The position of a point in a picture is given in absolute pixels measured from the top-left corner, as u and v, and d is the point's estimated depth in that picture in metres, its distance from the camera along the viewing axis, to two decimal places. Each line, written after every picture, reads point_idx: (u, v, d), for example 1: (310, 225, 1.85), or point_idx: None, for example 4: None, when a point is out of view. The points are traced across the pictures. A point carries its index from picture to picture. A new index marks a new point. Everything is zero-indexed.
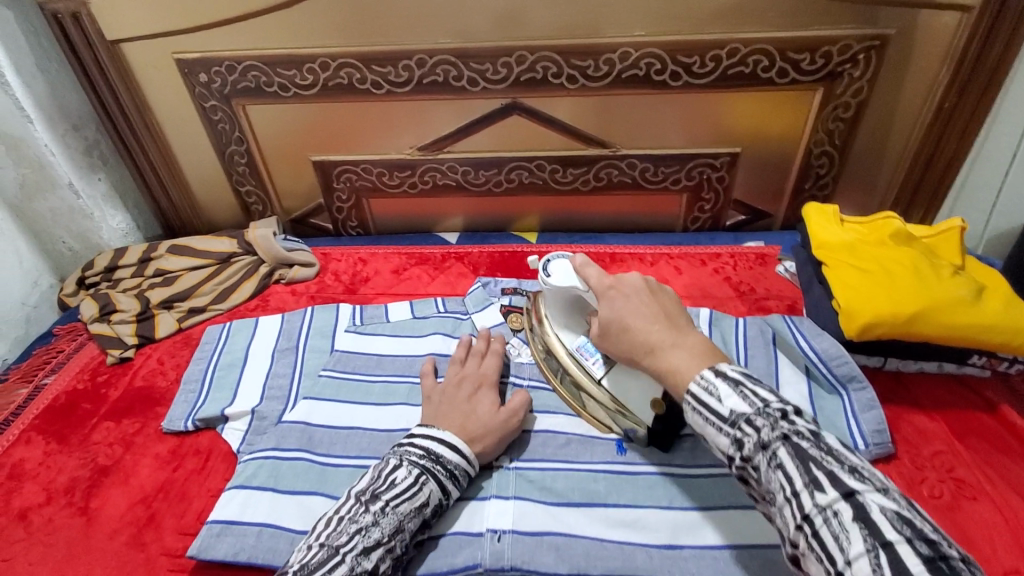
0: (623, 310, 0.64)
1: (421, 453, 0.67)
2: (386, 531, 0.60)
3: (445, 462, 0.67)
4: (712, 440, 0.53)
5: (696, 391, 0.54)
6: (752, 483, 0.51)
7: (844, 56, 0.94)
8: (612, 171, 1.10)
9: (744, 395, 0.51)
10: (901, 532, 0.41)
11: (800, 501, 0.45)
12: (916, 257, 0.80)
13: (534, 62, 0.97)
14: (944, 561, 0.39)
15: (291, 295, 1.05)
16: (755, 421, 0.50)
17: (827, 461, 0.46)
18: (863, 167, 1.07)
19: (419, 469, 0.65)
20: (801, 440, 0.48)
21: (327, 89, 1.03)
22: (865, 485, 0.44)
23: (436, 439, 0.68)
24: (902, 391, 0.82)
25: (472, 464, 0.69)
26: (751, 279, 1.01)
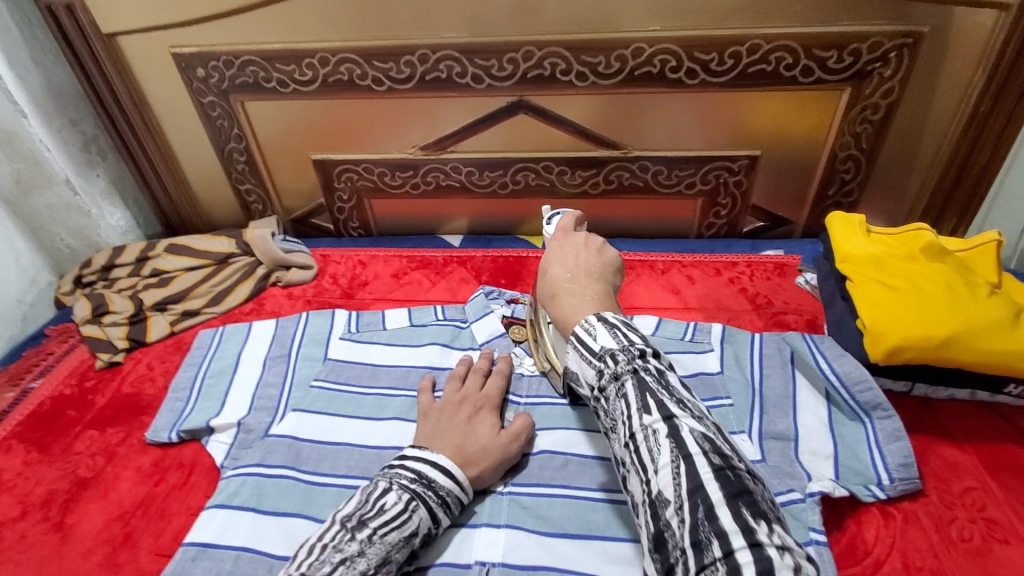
0: (552, 258, 0.69)
1: (412, 476, 0.62)
2: (373, 562, 0.56)
3: (437, 487, 0.62)
4: (582, 375, 0.57)
5: (579, 332, 0.57)
6: (604, 412, 0.55)
7: (875, 54, 0.88)
8: (623, 174, 1.04)
9: (614, 334, 0.55)
10: (701, 447, 0.46)
11: (630, 422, 0.50)
12: (949, 274, 0.74)
13: (542, 58, 0.92)
14: (730, 470, 0.45)
15: (287, 298, 1.02)
16: (616, 356, 0.53)
17: (662, 392, 0.50)
18: (892, 173, 1.01)
19: (409, 494, 0.61)
20: (647, 375, 0.52)
21: (326, 85, 0.99)
22: (686, 413, 0.49)
23: (429, 462, 0.64)
24: (930, 418, 0.76)
25: (465, 490, 0.64)
26: (768, 292, 0.96)
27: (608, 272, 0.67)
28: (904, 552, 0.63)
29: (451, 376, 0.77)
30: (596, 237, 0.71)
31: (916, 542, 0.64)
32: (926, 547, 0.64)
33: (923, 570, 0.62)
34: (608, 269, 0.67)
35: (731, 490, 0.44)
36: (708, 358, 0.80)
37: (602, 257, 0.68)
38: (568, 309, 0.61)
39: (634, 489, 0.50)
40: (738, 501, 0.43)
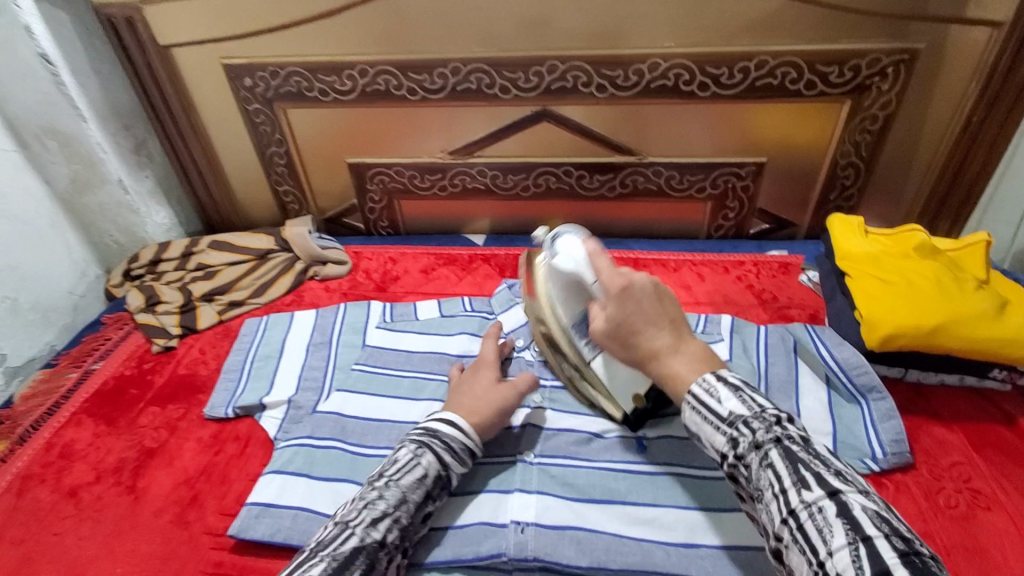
0: (620, 314, 0.63)
1: (420, 430, 0.70)
2: (391, 502, 0.62)
3: (443, 436, 0.69)
4: (707, 438, 0.56)
5: (697, 392, 0.57)
6: (743, 482, 0.54)
7: (873, 70, 0.95)
8: (637, 178, 1.12)
9: (744, 400, 0.55)
10: (879, 528, 0.45)
11: (784, 495, 0.49)
12: (940, 270, 0.81)
13: (565, 71, 1.00)
14: (918, 557, 0.43)
15: (325, 291, 1.09)
16: (751, 422, 0.54)
17: (814, 463, 0.50)
18: (890, 179, 1.08)
19: (417, 444, 0.67)
20: (792, 443, 0.52)
21: (364, 95, 1.07)
22: (850, 488, 0.49)
23: (433, 420, 0.71)
24: (922, 402, 0.82)
25: (473, 438, 0.70)
26: (773, 288, 1.03)
27: (671, 306, 0.63)
28: None
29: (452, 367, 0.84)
30: (628, 269, 0.64)
31: (906, 507, 0.71)
32: (915, 512, 0.71)
33: None
34: (666, 304, 0.63)
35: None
36: (718, 346, 0.87)
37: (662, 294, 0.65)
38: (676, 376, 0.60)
39: (795, 571, 0.48)
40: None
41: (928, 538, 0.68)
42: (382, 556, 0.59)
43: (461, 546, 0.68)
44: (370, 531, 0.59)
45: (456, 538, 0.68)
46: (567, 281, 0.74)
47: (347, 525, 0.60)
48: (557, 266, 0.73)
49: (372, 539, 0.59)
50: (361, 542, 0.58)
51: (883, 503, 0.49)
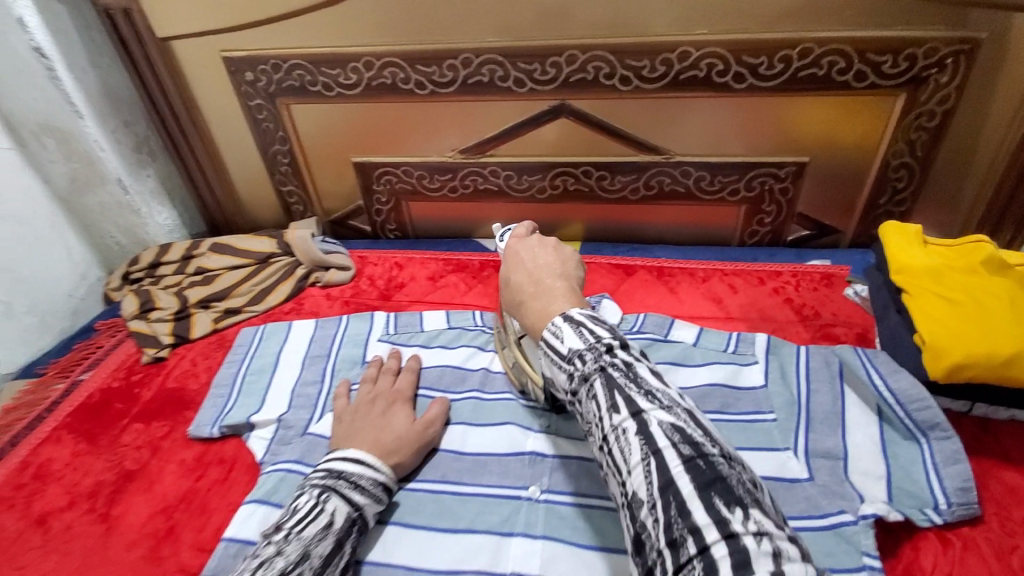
0: (514, 265, 0.68)
1: (321, 472, 0.63)
2: (292, 558, 0.55)
3: (348, 474, 0.63)
4: (555, 378, 0.55)
5: (547, 337, 0.56)
6: (582, 417, 0.53)
7: (931, 60, 0.84)
8: (663, 180, 1.02)
9: (581, 334, 0.53)
10: (672, 440, 0.44)
11: (602, 423, 0.48)
12: (1015, 289, 0.70)
13: (586, 62, 0.91)
14: (702, 459, 0.43)
15: (326, 299, 1.03)
16: (584, 355, 0.51)
17: (630, 387, 0.48)
18: (948, 181, 0.96)
19: (320, 489, 0.61)
20: (615, 370, 0.50)
21: (370, 89, 1.00)
22: (655, 405, 0.47)
23: (338, 458, 0.65)
24: (991, 441, 0.71)
25: (381, 471, 0.65)
26: (815, 303, 0.92)
27: (570, 268, 0.67)
28: None
29: (364, 380, 0.80)
30: (552, 239, 0.71)
31: (977, 571, 0.61)
32: None
33: None
34: (569, 266, 0.67)
35: (703, 481, 0.42)
36: (751, 369, 0.79)
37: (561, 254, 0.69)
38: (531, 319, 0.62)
39: (616, 494, 0.48)
40: (710, 491, 0.41)
41: None
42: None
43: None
44: None
45: None
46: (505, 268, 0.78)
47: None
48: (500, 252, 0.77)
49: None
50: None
51: (695, 416, 0.47)
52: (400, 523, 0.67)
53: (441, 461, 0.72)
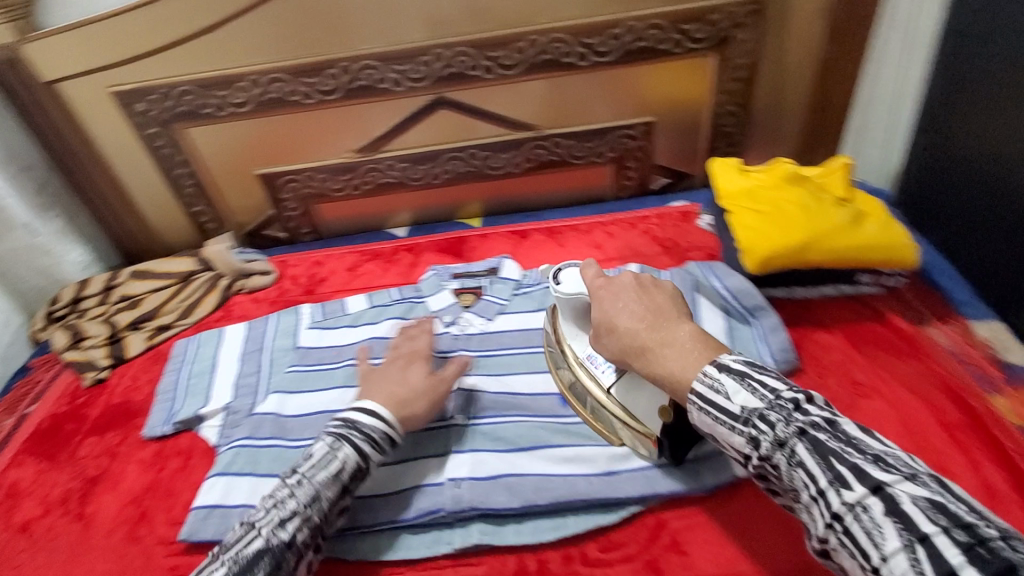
0: (613, 310, 0.65)
1: (336, 424, 0.73)
2: (302, 501, 0.66)
3: (360, 426, 0.72)
4: (723, 438, 0.54)
5: (702, 390, 0.54)
6: (774, 478, 0.51)
7: (730, 23, 1.03)
8: (540, 151, 1.18)
9: (751, 389, 0.52)
10: (937, 522, 0.40)
11: (825, 498, 0.45)
12: (804, 195, 0.89)
13: (450, 57, 1.04)
14: (982, 545, 0.39)
15: (253, 302, 1.11)
16: (765, 415, 0.50)
17: (847, 453, 0.46)
18: (768, 121, 1.17)
19: (334, 436, 0.71)
20: (818, 433, 0.48)
21: (261, 104, 1.08)
22: (895, 475, 0.44)
23: (355, 410, 0.74)
24: (807, 314, 0.89)
25: (390, 425, 0.73)
26: (675, 235, 1.11)
27: (681, 306, 0.64)
28: None
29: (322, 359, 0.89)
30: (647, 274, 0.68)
31: None
32: None
33: None
34: (679, 304, 0.65)
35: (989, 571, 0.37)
36: None
37: (660, 289, 0.66)
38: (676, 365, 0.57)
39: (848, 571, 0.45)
40: None
41: None
42: (293, 554, 0.63)
43: (401, 512, 0.72)
44: (276, 532, 0.63)
45: (397, 500, 0.73)
46: (573, 310, 0.75)
47: (253, 527, 0.64)
48: (560, 296, 0.73)
49: (279, 538, 0.63)
50: (265, 542, 0.62)
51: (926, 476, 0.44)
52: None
53: None
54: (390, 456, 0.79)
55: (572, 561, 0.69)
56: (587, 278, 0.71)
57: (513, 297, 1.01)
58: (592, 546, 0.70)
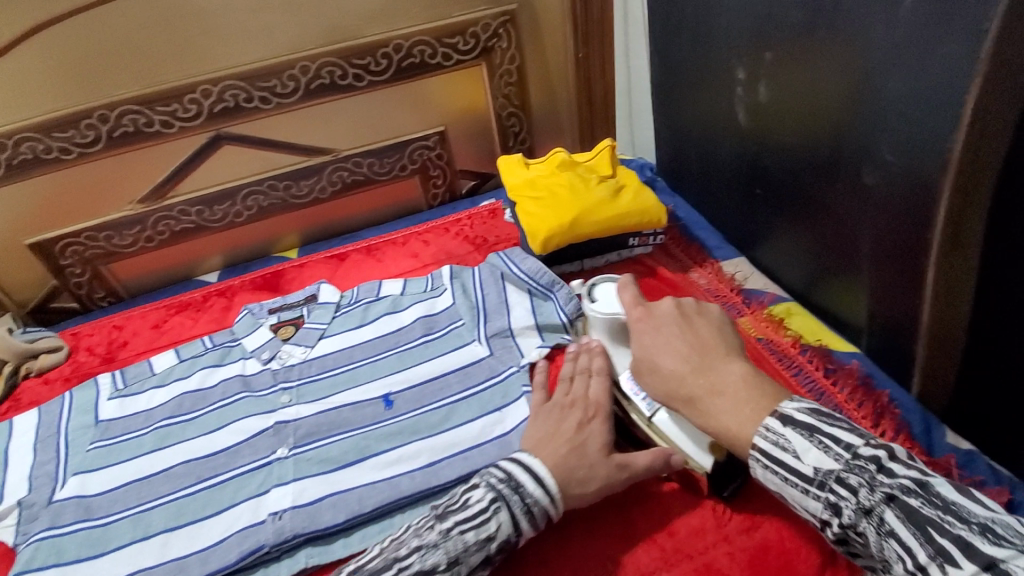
0: (653, 347, 0.70)
1: (501, 476, 0.66)
2: (429, 564, 0.58)
3: (525, 493, 0.64)
4: (804, 503, 0.55)
5: (766, 446, 0.57)
6: (860, 545, 0.52)
7: (489, 33, 1.13)
8: (343, 173, 1.19)
9: (827, 451, 0.55)
10: None
11: (919, 564, 0.47)
12: (573, 178, 1.00)
13: (220, 92, 1.02)
14: None
15: (44, 385, 0.99)
16: (844, 476, 0.53)
17: (942, 517, 0.47)
18: (548, 117, 1.29)
19: (495, 493, 0.64)
20: (906, 495, 0.49)
21: (10, 168, 0.99)
22: (1001, 547, 0.44)
23: (516, 464, 0.67)
24: (597, 281, 1.00)
25: (552, 502, 0.65)
26: (484, 232, 1.18)
27: (726, 338, 0.69)
28: None
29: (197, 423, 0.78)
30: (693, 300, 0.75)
31: None
32: None
33: None
34: (726, 335, 0.70)
35: None
36: (442, 297, 1.02)
37: (707, 313, 0.73)
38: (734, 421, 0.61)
39: None
40: None
41: None
42: None
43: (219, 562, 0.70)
44: None
45: (218, 551, 0.71)
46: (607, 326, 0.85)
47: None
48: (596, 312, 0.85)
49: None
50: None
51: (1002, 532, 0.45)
52: (166, 531, 0.74)
53: (196, 467, 0.81)
54: (209, 507, 0.76)
55: None
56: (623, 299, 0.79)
57: (334, 320, 1.01)
58: None
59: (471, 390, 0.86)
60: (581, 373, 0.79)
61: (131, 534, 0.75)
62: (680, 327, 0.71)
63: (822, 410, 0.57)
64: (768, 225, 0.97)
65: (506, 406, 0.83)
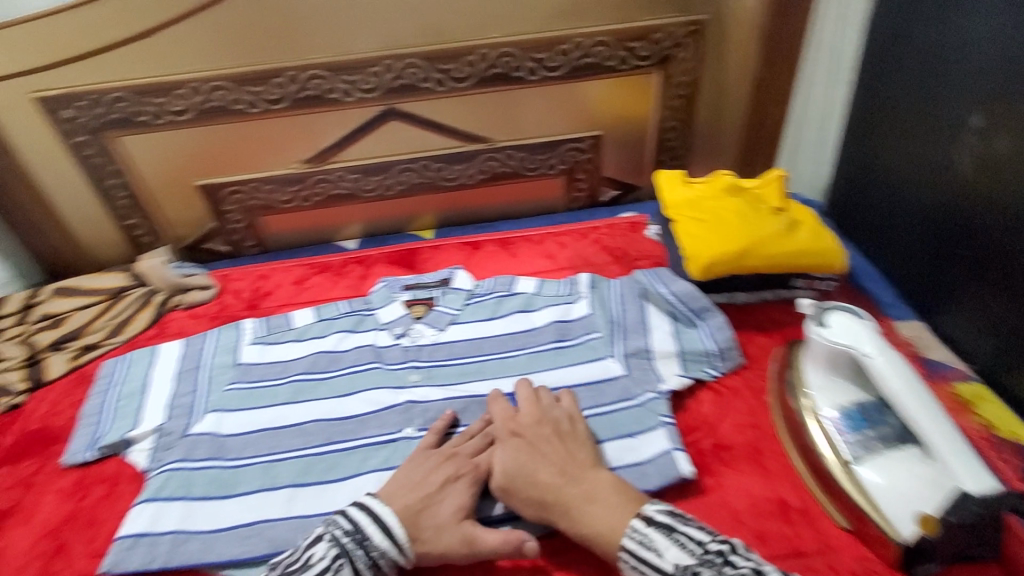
0: (524, 467, 0.68)
1: (345, 530, 0.63)
2: None
3: (369, 545, 0.62)
4: None
5: (634, 548, 0.58)
6: None
7: (671, 42, 1.08)
8: (493, 163, 1.19)
9: (682, 545, 0.56)
10: None
11: None
12: (744, 204, 0.93)
13: (402, 69, 1.04)
14: None
15: (190, 318, 1.05)
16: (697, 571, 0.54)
17: None
18: (708, 137, 1.23)
19: (338, 549, 0.61)
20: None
21: (202, 112, 1.05)
22: None
23: (370, 515, 0.64)
24: (749, 317, 0.92)
25: (402, 552, 0.63)
26: (624, 245, 1.13)
27: (578, 455, 0.69)
28: (730, 416, 0.80)
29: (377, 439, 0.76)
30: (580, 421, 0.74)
31: (738, 407, 0.81)
32: (745, 409, 0.81)
33: (745, 426, 0.79)
34: (580, 455, 0.68)
35: None
36: (578, 305, 0.95)
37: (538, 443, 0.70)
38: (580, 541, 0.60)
39: None
40: None
41: (759, 429, 0.78)
42: None
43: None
44: None
45: None
46: (840, 358, 0.71)
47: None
48: (824, 338, 0.71)
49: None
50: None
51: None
52: (292, 488, 0.75)
53: (325, 429, 0.81)
54: (336, 472, 0.76)
55: (522, 570, 0.68)
56: (864, 340, 0.67)
57: (465, 307, 0.98)
58: (541, 554, 0.69)
59: (603, 408, 0.80)
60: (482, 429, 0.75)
61: (259, 483, 0.76)
62: (527, 450, 0.69)
63: (679, 510, 0.60)
64: (959, 289, 0.87)
65: (638, 436, 0.76)
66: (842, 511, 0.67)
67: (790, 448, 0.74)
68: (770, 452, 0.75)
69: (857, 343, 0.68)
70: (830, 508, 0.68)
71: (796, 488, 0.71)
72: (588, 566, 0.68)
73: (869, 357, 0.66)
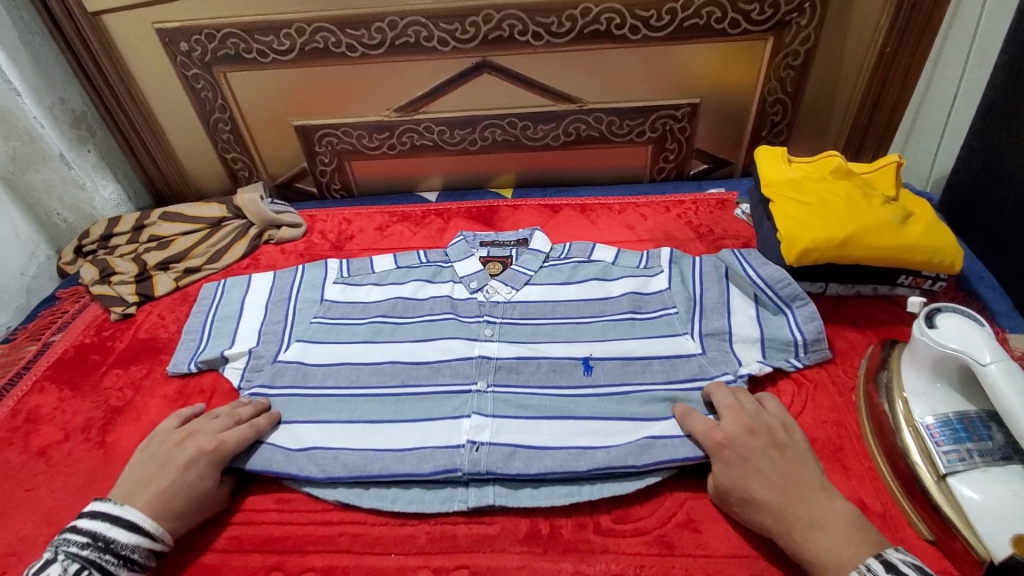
0: (793, 467, 0.65)
1: (84, 541, 0.62)
2: None
3: (116, 547, 0.62)
4: None
5: None
6: None
7: (792, 6, 1.00)
8: (580, 126, 1.16)
9: None
10: None
11: None
12: (852, 190, 0.86)
13: (500, 20, 1.02)
14: None
15: (281, 253, 1.11)
16: None
17: None
18: (814, 114, 1.14)
19: (80, 563, 0.60)
20: None
21: (304, 54, 1.07)
22: None
23: (105, 519, 0.64)
24: (840, 312, 0.88)
25: (155, 539, 0.65)
26: (710, 222, 1.08)
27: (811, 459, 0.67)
28: (812, 409, 0.77)
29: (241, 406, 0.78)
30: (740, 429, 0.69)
31: (822, 402, 0.78)
32: (830, 405, 0.77)
33: (827, 422, 0.76)
34: (814, 471, 0.66)
35: None
36: (658, 278, 0.92)
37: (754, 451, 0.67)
38: (832, 544, 0.59)
39: None
40: None
41: (841, 426, 0.75)
42: None
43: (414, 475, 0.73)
44: None
45: (415, 457, 0.74)
46: (947, 366, 0.67)
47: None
48: (931, 341, 0.67)
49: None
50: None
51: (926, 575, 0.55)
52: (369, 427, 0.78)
53: (400, 371, 0.84)
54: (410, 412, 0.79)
55: (584, 529, 0.69)
56: (982, 350, 0.62)
57: (541, 269, 0.98)
58: (604, 518, 0.70)
59: (675, 385, 0.79)
60: (232, 415, 0.76)
61: (340, 413, 0.79)
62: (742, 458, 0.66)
63: None
64: None
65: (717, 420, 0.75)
66: (926, 521, 0.64)
67: (874, 450, 0.71)
68: (852, 452, 0.73)
69: (971, 350, 0.63)
70: (914, 516, 0.65)
71: (877, 491, 0.69)
72: (650, 537, 0.68)
73: (987, 368, 0.61)
